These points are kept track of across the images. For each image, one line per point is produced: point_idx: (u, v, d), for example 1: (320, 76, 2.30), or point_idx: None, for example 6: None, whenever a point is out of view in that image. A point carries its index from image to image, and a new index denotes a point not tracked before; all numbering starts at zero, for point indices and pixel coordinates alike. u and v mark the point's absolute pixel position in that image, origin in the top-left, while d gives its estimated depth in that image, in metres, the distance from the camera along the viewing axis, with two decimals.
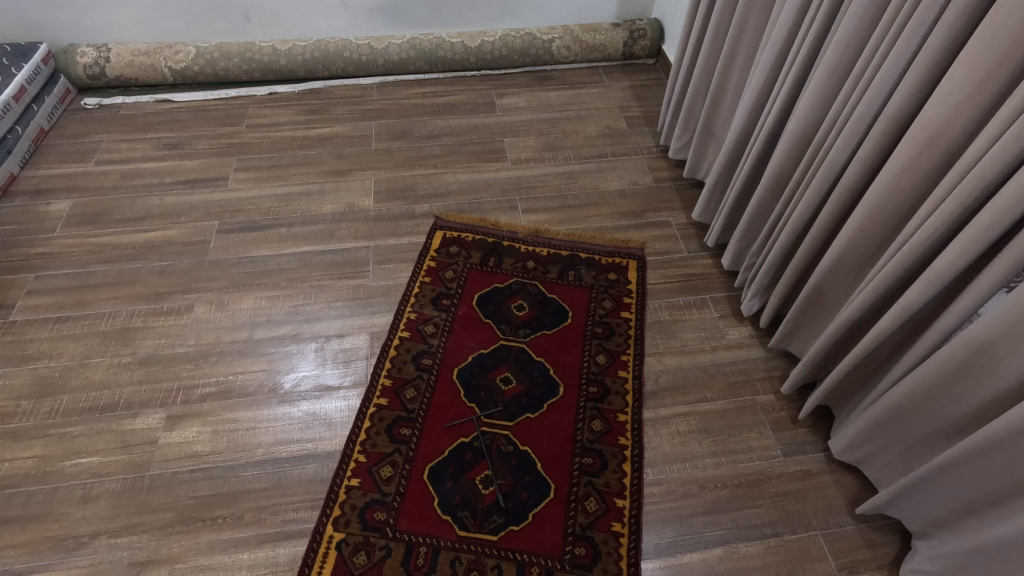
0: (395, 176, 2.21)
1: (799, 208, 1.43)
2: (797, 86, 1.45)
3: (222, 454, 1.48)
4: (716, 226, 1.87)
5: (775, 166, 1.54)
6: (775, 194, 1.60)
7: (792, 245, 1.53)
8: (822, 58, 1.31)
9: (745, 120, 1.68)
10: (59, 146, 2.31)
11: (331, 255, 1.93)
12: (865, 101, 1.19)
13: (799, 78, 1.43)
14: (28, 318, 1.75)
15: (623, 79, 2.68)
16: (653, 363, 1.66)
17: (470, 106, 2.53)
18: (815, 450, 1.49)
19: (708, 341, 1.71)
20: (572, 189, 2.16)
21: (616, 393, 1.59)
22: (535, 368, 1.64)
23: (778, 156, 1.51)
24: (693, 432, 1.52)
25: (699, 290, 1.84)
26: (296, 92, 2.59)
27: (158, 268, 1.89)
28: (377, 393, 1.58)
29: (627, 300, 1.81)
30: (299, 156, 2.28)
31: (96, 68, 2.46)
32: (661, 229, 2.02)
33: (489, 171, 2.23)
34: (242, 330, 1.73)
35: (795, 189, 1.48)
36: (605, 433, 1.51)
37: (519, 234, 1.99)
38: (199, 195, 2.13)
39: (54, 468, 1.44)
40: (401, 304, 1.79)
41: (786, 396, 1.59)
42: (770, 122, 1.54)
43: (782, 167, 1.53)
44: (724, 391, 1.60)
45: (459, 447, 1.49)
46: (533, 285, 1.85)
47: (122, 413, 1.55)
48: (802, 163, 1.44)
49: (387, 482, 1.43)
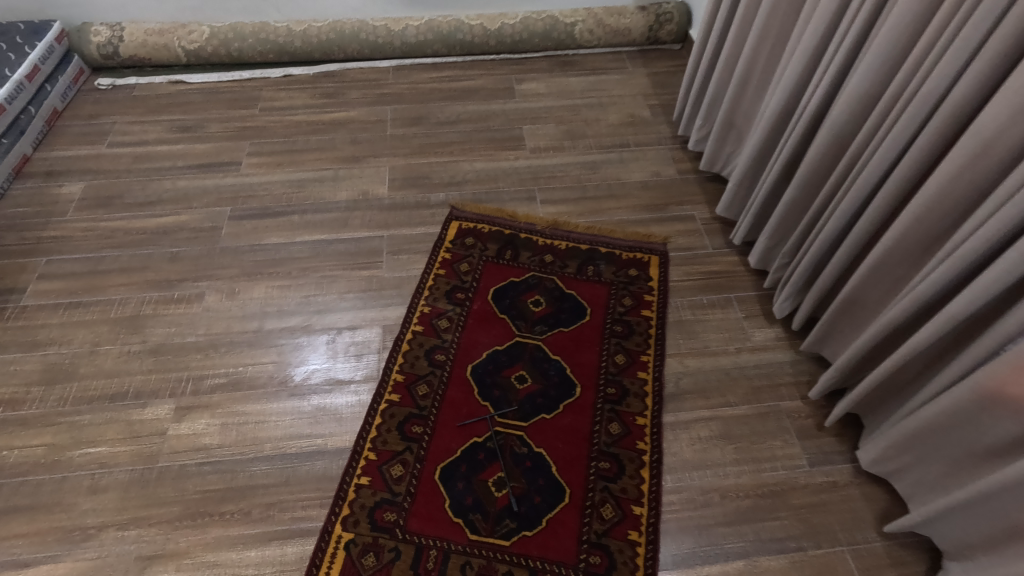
0: (410, 164, 2.15)
1: (842, 204, 1.35)
2: (839, 79, 1.37)
3: (232, 447, 1.45)
4: (744, 221, 1.80)
5: (813, 161, 1.46)
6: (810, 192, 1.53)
7: (832, 245, 1.46)
8: (869, 50, 1.23)
9: (779, 112, 1.59)
10: (73, 127, 2.28)
11: (344, 244, 1.89)
12: (920, 93, 1.11)
13: (841, 70, 1.35)
14: (39, 303, 1.73)
15: (645, 65, 2.58)
16: (674, 364, 1.60)
17: (488, 92, 2.45)
18: (842, 461, 1.42)
19: (732, 343, 1.64)
20: (593, 180, 2.08)
21: (635, 395, 1.53)
22: (552, 367, 1.59)
23: (817, 152, 1.44)
24: (715, 438, 1.46)
25: (723, 288, 1.77)
26: (310, 74, 2.53)
27: (170, 254, 1.86)
28: (390, 388, 1.54)
29: (648, 298, 1.74)
30: (313, 141, 2.23)
31: (109, 48, 2.41)
32: (684, 224, 1.95)
33: (507, 160, 2.16)
34: (252, 320, 1.70)
35: (835, 188, 1.41)
36: (623, 437, 1.46)
37: (536, 226, 1.93)
38: (212, 180, 2.09)
39: (64, 458, 1.43)
40: (415, 297, 1.74)
41: (813, 402, 1.52)
42: (807, 116, 1.46)
43: (820, 162, 1.45)
44: (748, 395, 1.54)
45: (471, 447, 1.44)
46: (550, 280, 1.79)
47: (131, 403, 1.53)
48: (844, 162, 1.36)
49: (397, 481, 1.39)
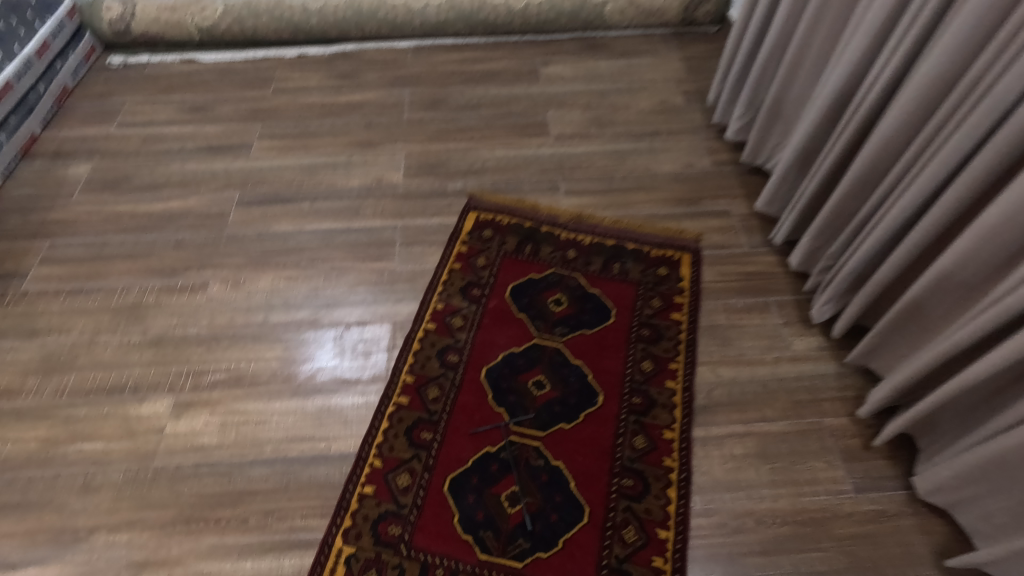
0: (427, 150, 2.03)
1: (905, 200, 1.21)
2: (908, 62, 1.21)
3: (230, 448, 1.37)
4: (787, 218, 1.66)
5: (871, 151, 1.31)
6: (866, 189, 1.38)
7: (890, 245, 1.31)
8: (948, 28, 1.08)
9: (833, 99, 1.44)
10: (83, 106, 2.21)
11: (355, 234, 1.79)
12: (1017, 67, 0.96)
13: (911, 52, 1.20)
14: (40, 289, 1.66)
15: (679, 48, 2.41)
16: (705, 374, 1.47)
17: (511, 75, 2.31)
18: (893, 487, 1.28)
19: (770, 352, 1.51)
20: (621, 171, 1.95)
21: (662, 407, 1.41)
22: (572, 372, 1.48)
23: (877, 144, 1.29)
24: (750, 457, 1.33)
25: (761, 292, 1.63)
26: (326, 54, 2.42)
27: (175, 240, 1.78)
28: (398, 390, 1.45)
29: (678, 300, 1.61)
30: (327, 125, 2.13)
31: (122, 24, 2.33)
32: (719, 220, 1.80)
33: (530, 148, 2.03)
34: (256, 313, 1.61)
35: (897, 184, 1.26)
36: (648, 452, 1.34)
37: (559, 218, 1.81)
38: (221, 163, 2.00)
39: (57, 453, 1.36)
40: (427, 292, 1.64)
41: (860, 420, 1.38)
42: (869, 103, 1.31)
43: (880, 153, 1.29)
44: (787, 410, 1.40)
45: (484, 457, 1.34)
46: (573, 277, 1.66)
47: (129, 397, 1.45)
48: (910, 155, 1.21)
49: (404, 492, 1.30)
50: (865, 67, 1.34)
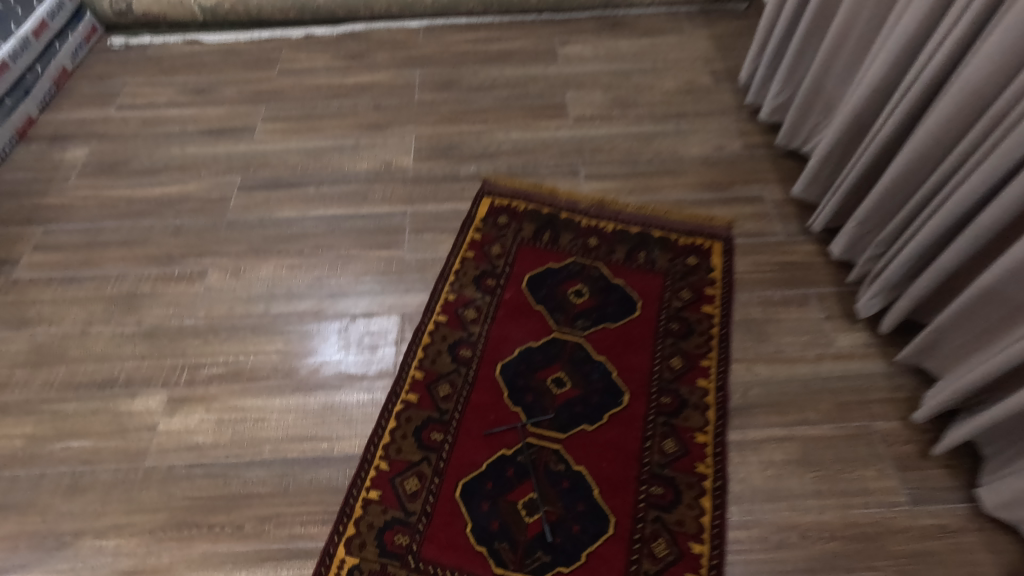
0: (439, 133, 1.92)
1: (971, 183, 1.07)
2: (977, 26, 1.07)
3: (226, 448, 1.27)
4: (828, 202, 1.52)
5: (930, 128, 1.17)
6: (923, 171, 1.24)
7: (947, 233, 1.18)
8: None
9: (886, 71, 1.30)
10: (82, 88, 2.13)
11: (362, 221, 1.68)
12: None
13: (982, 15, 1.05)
14: (32, 277, 1.58)
15: (706, 26, 2.27)
16: (740, 372, 1.35)
17: (528, 54, 2.19)
18: (954, 500, 1.16)
19: (812, 348, 1.38)
20: (645, 154, 1.82)
21: (694, 407, 1.29)
22: (594, 369, 1.36)
23: (938, 120, 1.15)
24: (792, 463, 1.21)
25: (800, 283, 1.50)
26: (334, 34, 2.31)
27: (173, 227, 1.69)
28: (407, 387, 1.34)
29: (709, 291, 1.49)
30: (333, 107, 2.02)
31: (122, 4, 2.25)
32: (752, 206, 1.67)
33: (547, 130, 1.91)
34: (257, 304, 1.51)
35: (961, 165, 1.12)
36: (679, 457, 1.23)
37: (579, 204, 1.69)
38: (223, 146, 1.91)
39: (43, 452, 1.27)
40: (438, 282, 1.53)
41: (914, 425, 1.25)
42: (929, 75, 1.16)
43: (939, 131, 1.16)
44: (832, 412, 1.28)
45: (499, 461, 1.23)
46: (595, 267, 1.54)
47: (120, 392, 1.36)
48: (978, 131, 1.07)
49: (412, 498, 1.19)
50: (924, 35, 1.20)
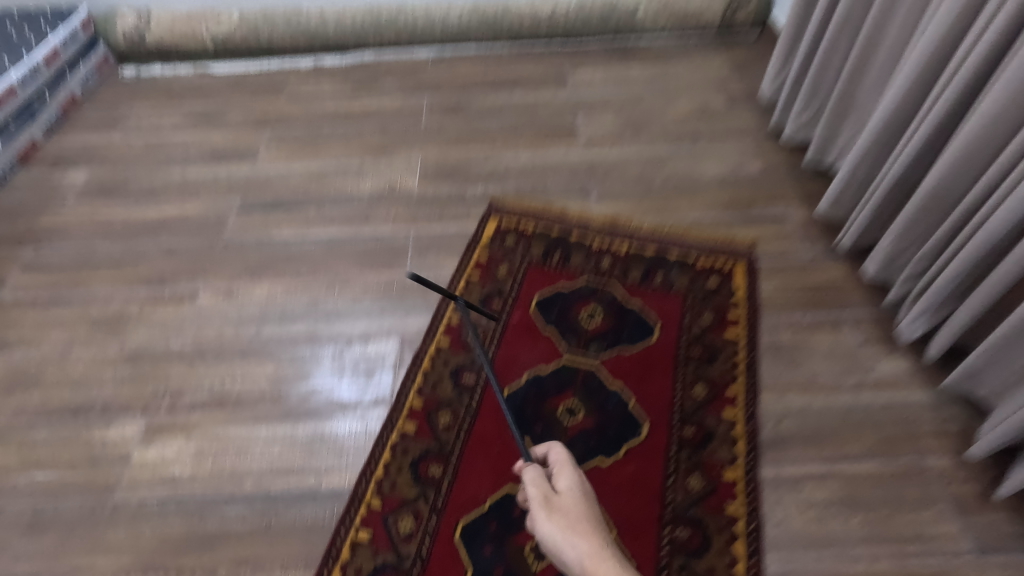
0: (446, 155, 1.86)
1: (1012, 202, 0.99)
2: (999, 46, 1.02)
3: (204, 481, 1.16)
4: (854, 224, 1.43)
5: (956, 151, 1.11)
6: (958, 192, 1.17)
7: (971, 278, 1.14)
8: None
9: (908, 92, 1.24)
10: (89, 115, 2.13)
11: (363, 242, 1.61)
12: None
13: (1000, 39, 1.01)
14: (18, 299, 1.52)
15: (722, 51, 2.22)
16: (772, 402, 1.22)
17: (537, 79, 2.15)
18: (1018, 549, 1.02)
19: (849, 376, 1.25)
20: (659, 176, 1.75)
21: (720, 440, 1.16)
22: (610, 397, 1.24)
23: (967, 138, 1.08)
24: (836, 504, 1.08)
25: (831, 305, 1.38)
26: (342, 63, 2.29)
27: (168, 248, 1.62)
28: (404, 416, 1.23)
29: (733, 315, 1.38)
30: (339, 130, 1.98)
31: (136, 36, 2.24)
32: (776, 226, 1.58)
33: (557, 152, 1.85)
34: (248, 327, 1.42)
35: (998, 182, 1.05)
36: (707, 495, 1.10)
37: (591, 224, 1.60)
38: (224, 169, 1.86)
39: (6, 484, 1.18)
40: (441, 304, 1.43)
41: (971, 460, 1.12)
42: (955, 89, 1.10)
43: (969, 156, 1.10)
44: (876, 447, 1.15)
45: (504, 498, 1.11)
46: (609, 288, 1.45)
47: (95, 420, 1.26)
48: (1011, 151, 1.00)
49: (406, 539, 1.07)
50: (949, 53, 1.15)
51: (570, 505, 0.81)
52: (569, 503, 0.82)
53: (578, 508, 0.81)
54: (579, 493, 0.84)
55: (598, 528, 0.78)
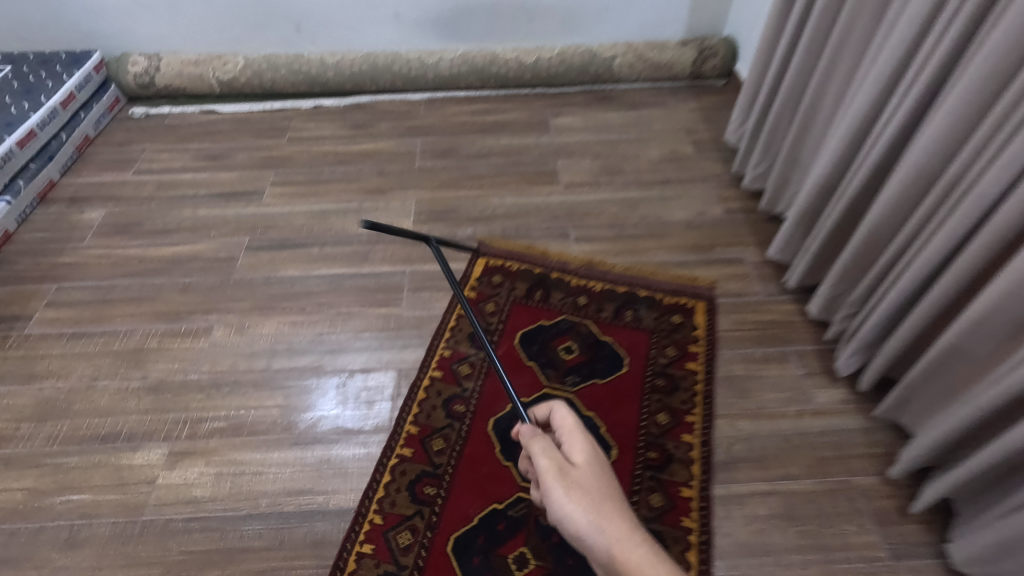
0: (438, 197, 2.03)
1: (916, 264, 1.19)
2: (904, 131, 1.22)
3: (223, 501, 1.30)
4: (798, 268, 1.62)
5: (875, 217, 1.31)
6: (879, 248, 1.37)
7: (932, 274, 1.18)
8: (938, 109, 1.10)
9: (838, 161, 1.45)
10: (103, 154, 2.27)
11: (363, 279, 1.77)
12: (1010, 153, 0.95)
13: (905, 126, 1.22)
14: (43, 333, 1.65)
15: (691, 100, 2.43)
16: (725, 428, 1.40)
17: (522, 124, 2.34)
18: (927, 555, 1.20)
19: (792, 405, 1.44)
20: (631, 219, 1.93)
21: (679, 462, 1.34)
22: (585, 424, 1.41)
23: (883, 206, 1.28)
24: (776, 518, 1.25)
25: (780, 341, 1.57)
26: (340, 106, 2.46)
27: (182, 284, 1.77)
28: (402, 442, 1.38)
29: (694, 349, 1.56)
30: (339, 172, 2.15)
31: (146, 78, 2.40)
32: (734, 267, 1.76)
33: (540, 195, 2.03)
34: (259, 359, 1.57)
35: (908, 243, 1.24)
36: (666, 511, 1.27)
37: (569, 264, 1.78)
38: (232, 209, 2.01)
39: (42, 505, 1.31)
40: (435, 339, 1.59)
41: (892, 479, 1.31)
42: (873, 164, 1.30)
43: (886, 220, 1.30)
44: (813, 468, 1.33)
45: (491, 514, 1.27)
46: (584, 325, 1.62)
47: (122, 446, 1.40)
48: (914, 221, 1.21)
49: (405, 551, 1.22)
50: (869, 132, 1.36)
51: (587, 479, 0.84)
52: (584, 476, 0.85)
53: (594, 482, 0.84)
54: (593, 466, 0.87)
55: (617, 502, 0.82)
